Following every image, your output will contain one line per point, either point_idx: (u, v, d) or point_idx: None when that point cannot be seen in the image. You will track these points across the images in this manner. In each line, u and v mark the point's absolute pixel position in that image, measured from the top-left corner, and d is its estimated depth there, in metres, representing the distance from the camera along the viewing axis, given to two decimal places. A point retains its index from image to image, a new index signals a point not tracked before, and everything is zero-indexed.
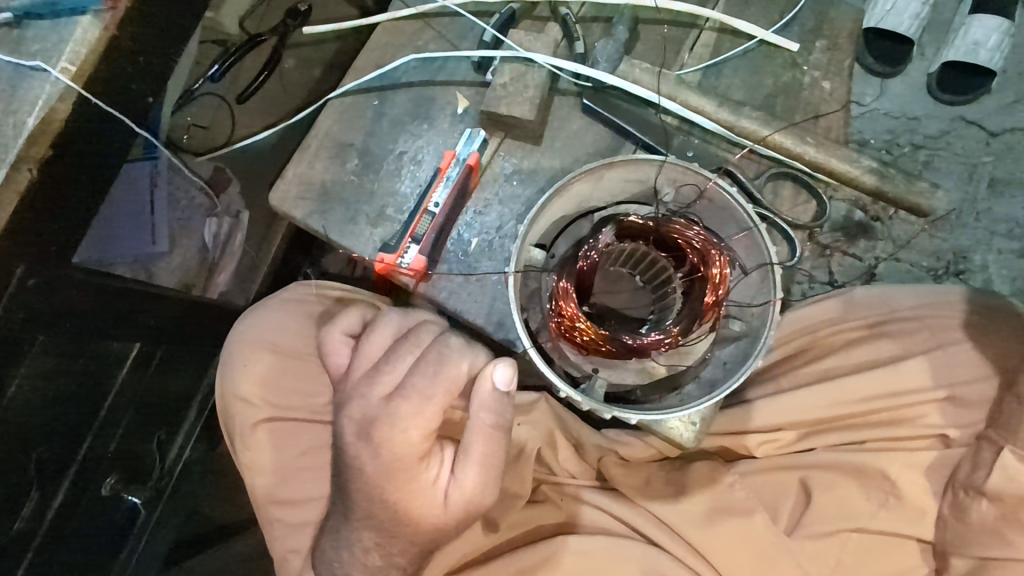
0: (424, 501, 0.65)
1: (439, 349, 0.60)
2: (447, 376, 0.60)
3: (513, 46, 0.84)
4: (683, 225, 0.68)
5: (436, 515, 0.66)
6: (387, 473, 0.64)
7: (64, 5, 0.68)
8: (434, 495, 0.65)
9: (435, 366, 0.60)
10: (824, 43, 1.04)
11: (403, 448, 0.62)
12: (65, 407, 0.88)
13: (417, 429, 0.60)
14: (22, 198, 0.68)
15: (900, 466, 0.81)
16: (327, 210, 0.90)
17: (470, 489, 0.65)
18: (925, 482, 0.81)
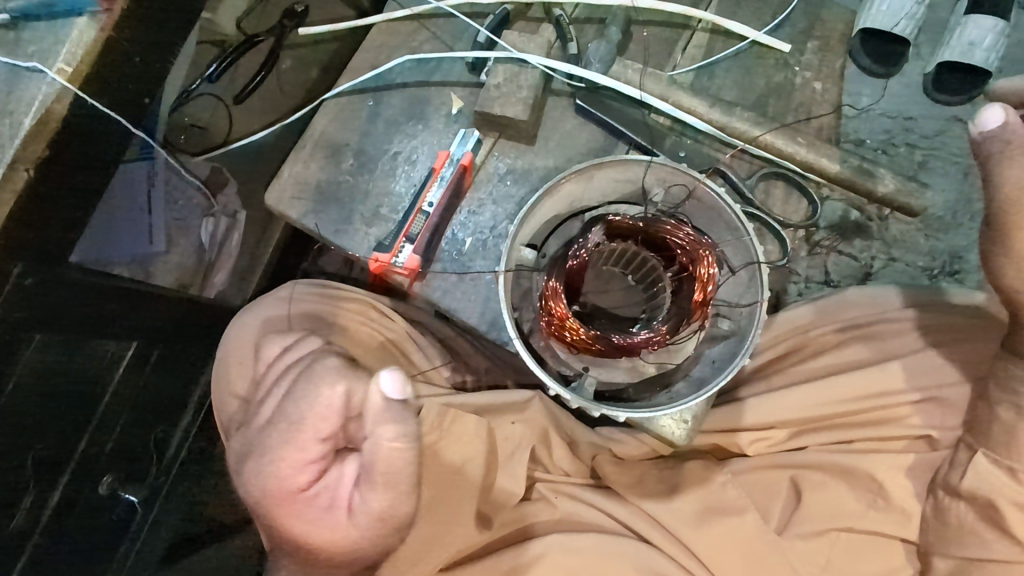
0: (306, 526, 0.69)
1: (317, 375, 0.68)
2: (315, 394, 0.68)
3: (507, 47, 0.86)
4: (674, 226, 0.69)
5: (318, 546, 0.69)
6: (275, 494, 0.70)
7: (61, 6, 0.69)
8: (319, 522, 0.68)
9: (308, 385, 0.69)
10: (814, 44, 1.05)
11: (289, 480, 0.68)
12: (62, 406, 0.88)
13: (299, 457, 0.67)
14: (20, 195, 0.68)
15: (887, 468, 0.82)
16: (322, 210, 0.91)
17: (345, 517, 0.67)
18: (911, 484, 0.82)
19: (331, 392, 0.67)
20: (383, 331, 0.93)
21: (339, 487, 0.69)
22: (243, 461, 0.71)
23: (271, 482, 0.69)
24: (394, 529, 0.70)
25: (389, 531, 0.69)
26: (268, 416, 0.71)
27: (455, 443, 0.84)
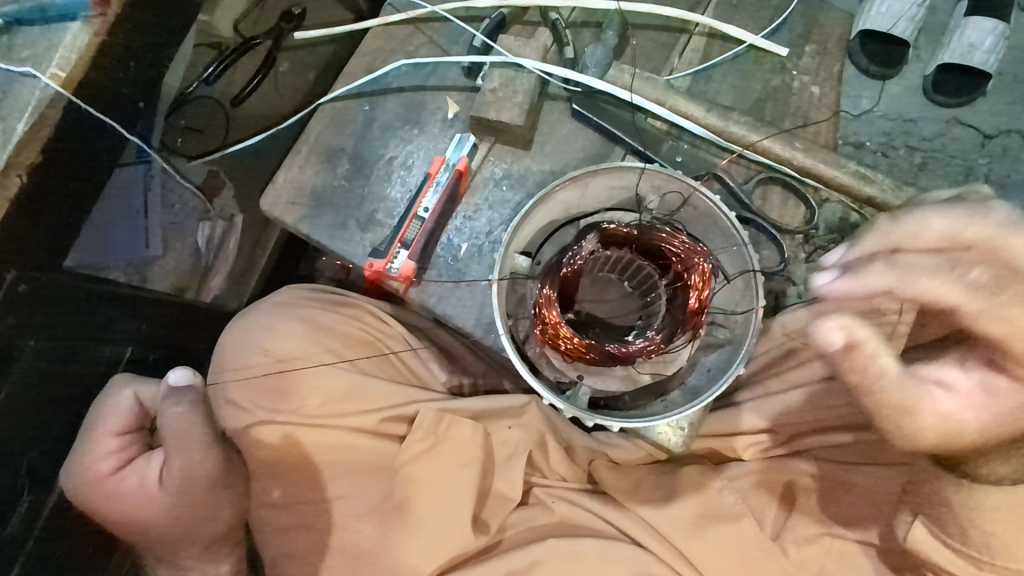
0: (141, 499, 0.84)
1: (110, 388, 0.88)
2: (112, 401, 0.87)
3: (503, 52, 0.86)
4: (670, 234, 0.69)
5: (163, 507, 0.84)
6: (99, 492, 0.84)
7: (55, 11, 0.69)
8: (152, 490, 0.85)
9: (105, 398, 0.88)
10: (813, 48, 1.03)
11: (98, 467, 0.84)
12: (55, 409, 0.87)
13: (103, 449, 0.85)
14: (14, 201, 0.68)
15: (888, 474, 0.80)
16: (316, 215, 0.90)
17: (172, 470, 0.84)
18: None
19: (120, 397, 0.87)
20: (380, 335, 0.92)
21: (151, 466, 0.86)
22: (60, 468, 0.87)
23: (80, 474, 0.84)
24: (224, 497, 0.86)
25: (198, 489, 0.85)
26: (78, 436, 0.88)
27: (451, 447, 0.83)
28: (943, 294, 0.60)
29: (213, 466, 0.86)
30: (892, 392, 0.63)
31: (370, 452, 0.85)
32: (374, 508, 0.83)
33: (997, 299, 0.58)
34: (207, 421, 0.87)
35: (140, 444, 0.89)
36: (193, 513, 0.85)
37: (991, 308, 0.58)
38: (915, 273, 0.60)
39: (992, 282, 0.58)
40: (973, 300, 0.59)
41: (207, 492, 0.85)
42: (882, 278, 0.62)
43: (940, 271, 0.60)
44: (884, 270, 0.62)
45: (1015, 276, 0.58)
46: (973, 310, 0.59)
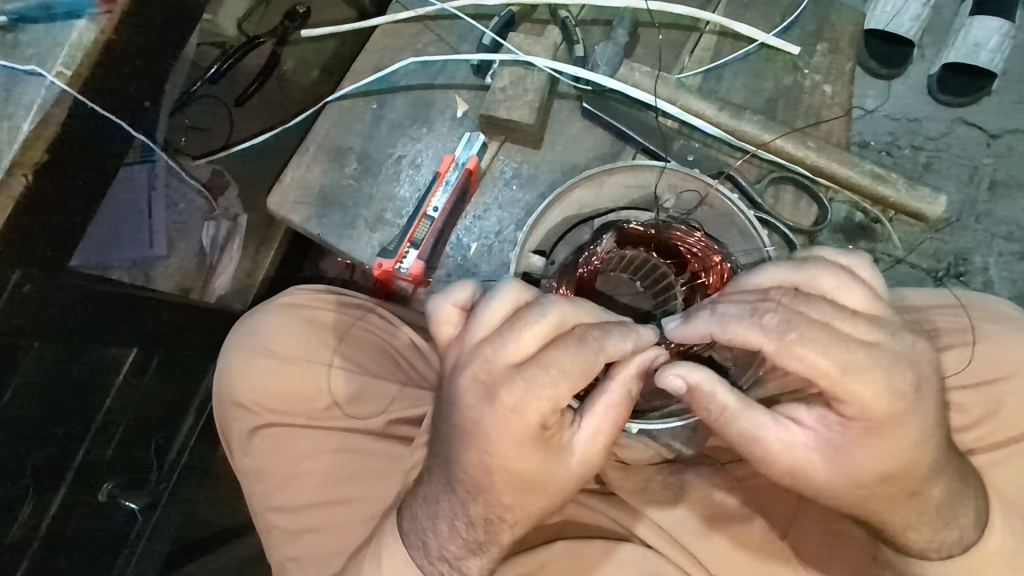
0: (512, 386, 0.56)
1: (452, 321, 0.62)
2: (449, 316, 0.62)
3: (512, 50, 0.84)
4: (684, 232, 0.68)
5: (504, 380, 0.56)
6: (498, 429, 0.58)
7: (61, 9, 0.69)
8: (492, 359, 0.57)
9: (511, 329, 0.56)
10: (824, 46, 1.00)
11: (499, 373, 0.57)
12: (51, 417, 0.84)
13: (487, 324, 0.58)
14: (17, 202, 0.67)
15: None
16: (325, 214, 0.89)
17: (498, 316, 0.58)
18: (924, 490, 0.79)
19: (511, 309, 0.58)
20: (385, 336, 0.89)
21: (495, 328, 0.58)
22: (484, 406, 0.58)
23: (489, 381, 0.57)
24: (465, 490, 0.62)
25: (512, 326, 0.56)
26: (471, 371, 0.58)
27: None
28: (745, 339, 0.57)
29: (508, 323, 0.57)
30: (738, 423, 0.61)
31: (379, 454, 0.84)
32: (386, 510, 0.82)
33: (788, 342, 0.55)
34: (445, 306, 0.62)
35: (492, 328, 0.58)
36: (523, 359, 0.57)
37: (785, 347, 0.56)
38: (729, 320, 0.57)
39: (785, 322, 0.56)
40: (772, 341, 0.56)
41: (524, 343, 0.56)
42: (706, 323, 0.59)
43: (749, 315, 0.57)
44: (709, 314, 0.59)
45: (804, 318, 0.56)
46: (772, 350, 0.56)
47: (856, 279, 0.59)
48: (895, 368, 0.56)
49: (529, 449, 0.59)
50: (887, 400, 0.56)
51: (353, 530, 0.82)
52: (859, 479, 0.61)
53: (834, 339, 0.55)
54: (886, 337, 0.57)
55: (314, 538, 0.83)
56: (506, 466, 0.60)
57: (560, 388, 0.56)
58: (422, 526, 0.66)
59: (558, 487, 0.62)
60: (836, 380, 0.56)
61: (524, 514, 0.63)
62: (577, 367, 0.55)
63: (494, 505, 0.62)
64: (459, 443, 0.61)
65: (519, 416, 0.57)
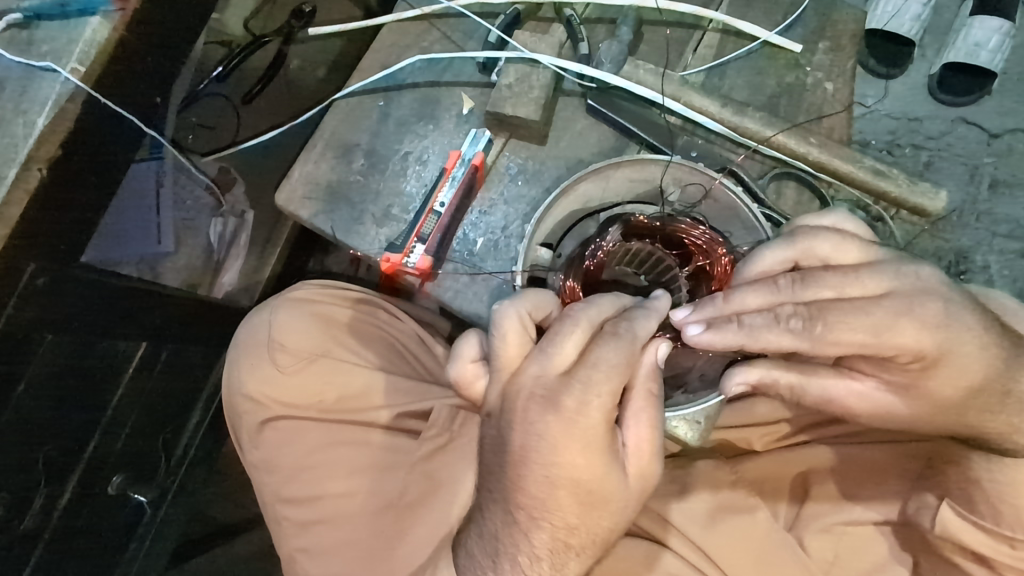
0: (566, 391, 0.56)
1: (472, 369, 0.65)
2: (467, 364, 0.65)
3: (518, 47, 0.86)
4: (689, 225, 0.69)
5: (557, 387, 0.57)
6: (560, 440, 0.57)
7: (75, 6, 0.70)
8: (540, 372, 0.58)
9: (549, 343, 0.58)
10: (827, 44, 1.01)
11: (547, 382, 0.58)
12: (62, 410, 0.85)
13: (513, 351, 0.60)
14: (34, 195, 0.68)
15: (888, 453, 0.80)
16: (333, 210, 0.91)
17: (522, 342, 0.60)
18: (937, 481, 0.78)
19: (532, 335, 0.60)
20: (393, 332, 0.91)
21: (529, 348, 0.60)
22: (541, 417, 0.57)
23: (544, 388, 0.57)
24: (529, 517, 0.60)
25: (552, 339, 0.58)
26: (523, 390, 0.58)
27: None
28: (778, 343, 0.60)
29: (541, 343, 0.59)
30: (811, 390, 0.67)
31: (388, 449, 0.85)
32: (392, 504, 0.83)
33: (819, 334, 0.59)
34: (461, 357, 0.65)
35: (517, 358, 0.60)
36: (570, 363, 0.58)
37: (819, 341, 0.60)
38: (760, 331, 0.59)
39: (809, 319, 0.59)
40: (804, 340, 0.60)
41: (570, 350, 0.58)
42: (737, 336, 0.60)
43: (775, 323, 0.60)
44: (738, 329, 0.60)
45: (823, 306, 0.60)
46: (809, 349, 0.60)
47: (843, 235, 0.63)
48: (914, 308, 0.60)
49: (596, 456, 0.58)
50: (922, 336, 0.60)
51: (361, 521, 0.84)
52: (940, 402, 0.65)
53: (857, 312, 0.59)
54: (895, 278, 0.61)
55: (323, 530, 0.84)
56: (573, 477, 0.58)
57: (611, 387, 0.57)
58: (480, 564, 0.65)
59: (620, 505, 0.61)
60: (874, 345, 0.59)
61: (590, 537, 0.61)
62: (623, 360, 0.57)
63: (560, 528, 0.60)
64: (514, 469, 0.59)
65: (584, 417, 0.56)
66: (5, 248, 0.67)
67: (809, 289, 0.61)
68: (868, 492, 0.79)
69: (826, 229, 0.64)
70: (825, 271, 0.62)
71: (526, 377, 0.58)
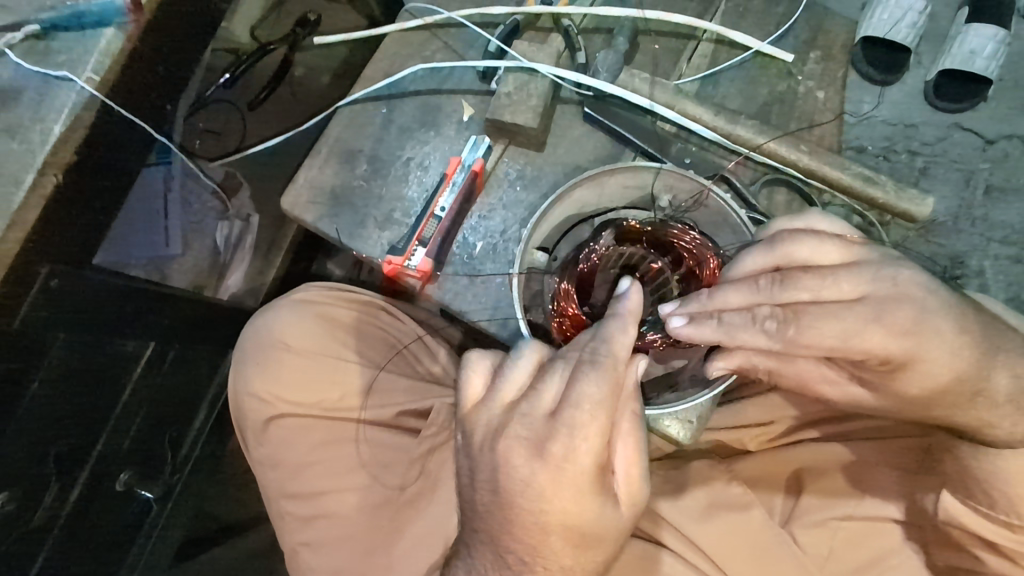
0: (553, 440, 0.58)
1: (472, 393, 0.65)
2: (470, 383, 0.65)
3: (517, 57, 0.88)
4: (681, 230, 0.72)
5: (545, 435, 0.58)
6: (551, 485, 0.59)
7: (90, 18, 0.72)
8: (527, 421, 0.60)
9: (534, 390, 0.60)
10: (817, 53, 1.05)
11: (536, 429, 0.59)
12: (74, 407, 0.88)
13: (509, 382, 0.62)
14: (49, 199, 0.71)
15: (882, 455, 0.81)
16: (336, 214, 0.93)
17: (514, 388, 0.62)
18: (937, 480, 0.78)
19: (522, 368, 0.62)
20: (393, 332, 0.93)
21: (518, 396, 0.62)
22: (532, 464, 0.59)
23: (532, 436, 0.59)
24: (522, 544, 0.63)
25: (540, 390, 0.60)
26: (512, 438, 0.60)
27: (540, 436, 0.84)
28: (754, 343, 0.63)
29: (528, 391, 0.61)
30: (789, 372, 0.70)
31: (390, 447, 0.88)
32: (393, 500, 0.85)
33: (793, 336, 0.62)
34: (469, 373, 0.65)
35: (512, 395, 0.62)
36: (555, 411, 0.59)
37: (791, 343, 0.62)
38: (735, 330, 0.62)
39: (782, 322, 0.62)
40: (778, 340, 0.62)
41: (559, 401, 0.59)
42: (715, 333, 0.63)
43: (751, 323, 0.62)
44: (717, 325, 0.63)
45: (797, 309, 0.62)
46: (782, 348, 0.63)
47: (823, 237, 0.65)
48: (887, 315, 0.61)
49: (586, 498, 0.59)
50: (894, 341, 0.61)
51: (362, 517, 0.86)
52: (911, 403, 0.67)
53: (829, 317, 0.61)
54: (873, 283, 0.63)
55: (324, 524, 0.87)
56: (566, 522, 0.60)
57: (597, 431, 0.58)
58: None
59: (614, 539, 0.63)
60: (846, 348, 0.61)
61: (585, 569, 0.64)
62: (605, 394, 0.58)
63: (554, 567, 0.63)
64: (507, 513, 0.62)
65: (572, 463, 0.58)
66: (21, 249, 0.69)
67: (786, 291, 0.63)
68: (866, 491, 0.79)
69: (811, 230, 0.65)
70: (805, 273, 0.63)
71: (516, 424, 0.60)
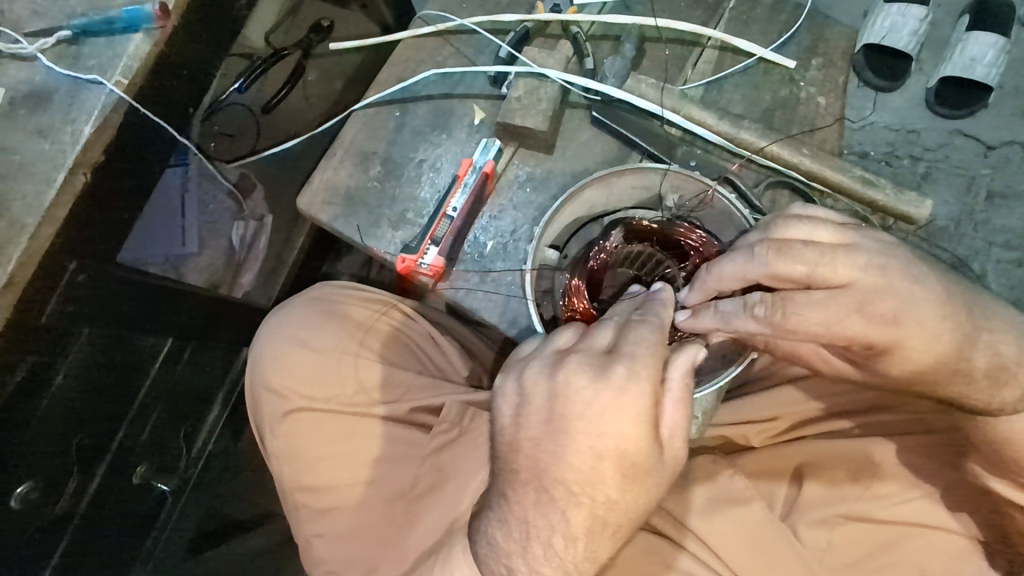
0: (612, 364, 0.60)
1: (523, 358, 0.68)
2: (522, 356, 0.70)
3: (528, 63, 0.91)
4: (687, 229, 0.75)
5: (604, 363, 0.61)
6: (609, 410, 0.60)
7: (120, 24, 0.76)
8: (585, 354, 0.63)
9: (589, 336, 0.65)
10: (819, 61, 1.08)
11: (593, 361, 0.62)
12: (97, 400, 0.90)
13: (563, 339, 0.67)
14: (78, 198, 0.74)
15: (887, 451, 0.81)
16: (351, 214, 0.96)
17: (569, 338, 0.67)
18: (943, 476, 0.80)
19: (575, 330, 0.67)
20: (406, 331, 0.96)
21: (572, 342, 0.66)
22: (590, 390, 0.60)
23: (591, 365, 0.61)
24: (536, 516, 0.64)
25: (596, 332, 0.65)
26: (571, 367, 0.62)
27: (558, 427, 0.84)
28: (746, 328, 0.66)
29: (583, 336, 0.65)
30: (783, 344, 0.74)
31: (403, 442, 0.89)
32: (405, 493, 0.88)
33: (779, 321, 0.64)
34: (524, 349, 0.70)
35: (567, 345, 0.66)
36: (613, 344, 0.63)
37: (781, 328, 0.65)
38: (730, 318, 0.66)
39: (773, 308, 0.64)
40: (767, 326, 0.65)
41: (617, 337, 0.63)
42: (711, 321, 0.68)
43: (743, 310, 0.66)
44: (714, 313, 0.67)
45: (787, 295, 0.64)
46: (772, 334, 0.66)
47: (819, 223, 0.66)
48: (868, 304, 0.63)
49: (643, 426, 0.60)
50: (875, 330, 0.64)
51: (376, 510, 0.88)
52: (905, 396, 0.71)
53: (816, 304, 0.63)
54: (863, 273, 0.63)
55: (338, 516, 0.90)
56: (621, 449, 0.60)
57: (654, 361, 0.60)
58: (505, 550, 0.67)
59: (657, 479, 0.63)
60: (832, 334, 0.64)
61: (627, 514, 0.63)
62: (659, 336, 0.62)
63: (600, 503, 0.62)
64: (560, 441, 0.61)
65: (633, 385, 0.59)
66: (50, 245, 0.72)
67: (780, 267, 0.63)
68: (871, 486, 0.80)
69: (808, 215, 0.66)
70: (804, 250, 0.63)
71: (571, 360, 0.63)
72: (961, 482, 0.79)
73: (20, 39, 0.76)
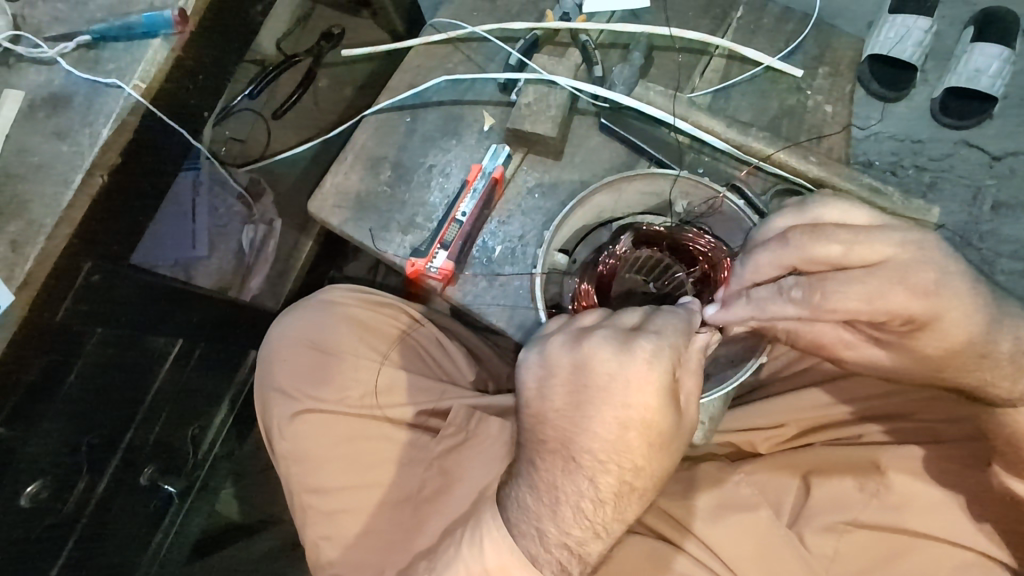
0: (641, 341, 0.61)
1: (543, 337, 0.67)
2: (538, 337, 0.68)
3: (538, 70, 0.92)
4: (695, 234, 0.76)
5: (632, 339, 0.61)
6: (637, 385, 0.60)
7: (139, 30, 0.77)
8: (611, 330, 0.63)
9: (612, 320, 0.65)
10: (825, 70, 1.09)
11: (620, 338, 0.62)
12: (107, 400, 0.91)
13: (582, 320, 0.67)
14: (95, 199, 0.75)
15: (895, 459, 0.80)
16: (361, 218, 0.97)
17: (590, 319, 0.67)
18: (957, 487, 0.78)
19: (595, 315, 0.68)
20: (413, 336, 0.96)
21: (596, 323, 0.66)
22: (618, 364, 0.61)
23: (618, 341, 0.62)
24: (550, 498, 0.65)
25: (620, 317, 0.66)
26: (598, 342, 0.62)
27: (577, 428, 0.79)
28: (783, 314, 0.66)
29: (606, 320, 0.66)
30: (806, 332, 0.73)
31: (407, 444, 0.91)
32: (411, 496, 0.88)
33: (819, 302, 0.64)
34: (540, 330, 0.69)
35: (588, 325, 0.66)
36: (639, 324, 0.64)
37: (819, 309, 0.64)
38: (764, 302, 0.67)
39: (809, 288, 0.64)
40: (805, 309, 0.65)
41: (643, 319, 0.65)
42: (746, 310, 0.68)
43: (778, 294, 0.66)
44: (747, 302, 0.69)
45: (821, 277, 0.64)
46: (809, 315, 0.65)
47: (853, 205, 0.67)
48: (910, 277, 0.62)
49: (668, 400, 0.61)
50: (914, 302, 0.62)
51: (381, 509, 0.89)
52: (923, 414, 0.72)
53: (852, 283, 0.63)
54: (900, 247, 0.63)
55: (345, 518, 0.89)
56: (646, 421, 0.61)
57: (676, 336, 0.62)
58: (536, 514, 0.66)
59: (678, 444, 0.65)
60: (870, 311, 0.63)
61: (653, 478, 0.64)
62: (683, 323, 0.64)
63: (627, 469, 0.62)
64: (587, 413, 0.62)
65: (660, 360, 0.60)
66: (67, 246, 0.74)
67: (814, 246, 0.64)
68: (879, 493, 0.80)
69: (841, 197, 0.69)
70: (835, 228, 0.64)
71: (596, 336, 0.63)
72: (970, 493, 0.78)
73: (40, 43, 0.77)
